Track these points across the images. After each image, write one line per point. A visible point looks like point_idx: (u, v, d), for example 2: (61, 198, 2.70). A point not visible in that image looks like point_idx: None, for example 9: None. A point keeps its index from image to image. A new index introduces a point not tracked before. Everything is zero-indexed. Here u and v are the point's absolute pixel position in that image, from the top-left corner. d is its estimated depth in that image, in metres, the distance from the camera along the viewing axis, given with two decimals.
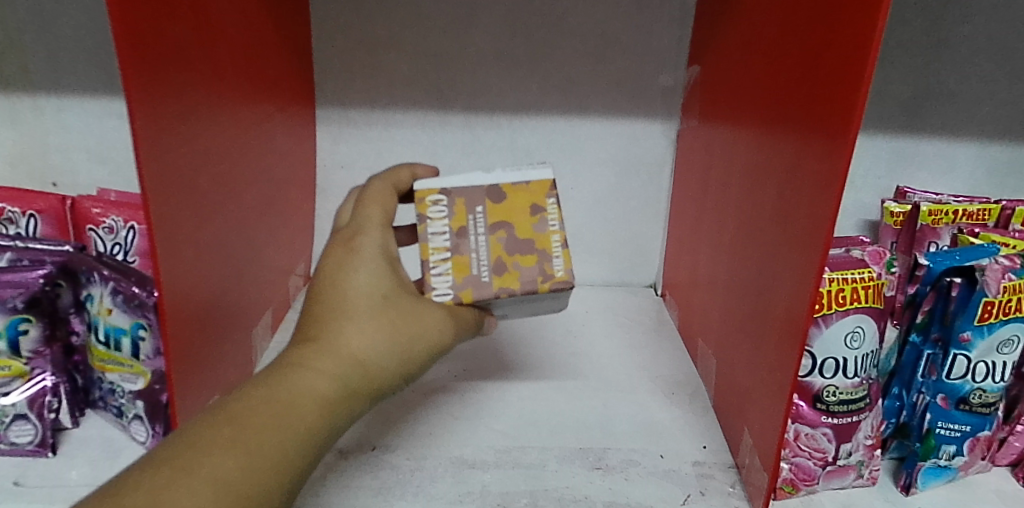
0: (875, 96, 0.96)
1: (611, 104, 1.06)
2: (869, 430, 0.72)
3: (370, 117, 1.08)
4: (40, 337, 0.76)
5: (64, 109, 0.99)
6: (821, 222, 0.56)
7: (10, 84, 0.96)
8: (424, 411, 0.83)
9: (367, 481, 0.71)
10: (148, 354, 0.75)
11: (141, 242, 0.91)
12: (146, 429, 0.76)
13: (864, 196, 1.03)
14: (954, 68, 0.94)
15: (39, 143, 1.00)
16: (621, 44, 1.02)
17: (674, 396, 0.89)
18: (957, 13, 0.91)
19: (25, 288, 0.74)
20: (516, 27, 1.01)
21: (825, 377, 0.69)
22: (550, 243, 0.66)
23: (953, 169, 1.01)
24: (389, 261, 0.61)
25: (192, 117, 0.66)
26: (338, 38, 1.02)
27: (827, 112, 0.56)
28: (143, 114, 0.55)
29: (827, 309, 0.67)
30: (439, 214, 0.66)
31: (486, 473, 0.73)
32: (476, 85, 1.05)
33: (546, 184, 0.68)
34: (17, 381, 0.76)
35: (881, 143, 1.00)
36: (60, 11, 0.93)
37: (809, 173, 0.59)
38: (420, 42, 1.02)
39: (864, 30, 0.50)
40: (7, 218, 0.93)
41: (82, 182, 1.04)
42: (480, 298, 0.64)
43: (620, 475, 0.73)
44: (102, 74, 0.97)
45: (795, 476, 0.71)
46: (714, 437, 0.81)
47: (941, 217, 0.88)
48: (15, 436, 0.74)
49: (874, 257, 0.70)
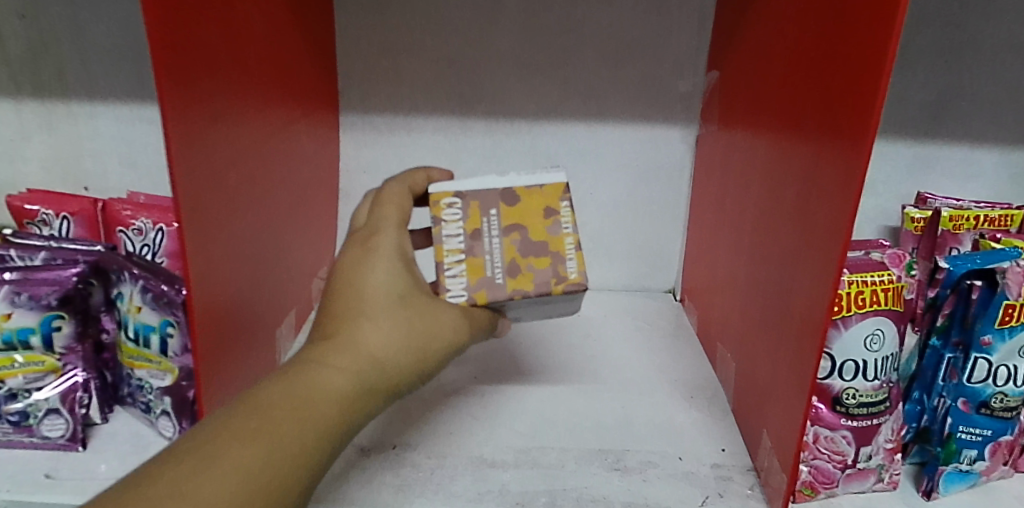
0: (895, 101, 0.96)
1: (630, 110, 1.07)
2: (890, 433, 0.71)
3: (392, 123, 1.10)
4: (73, 333, 0.78)
5: (97, 115, 1.02)
6: (840, 222, 0.56)
7: (45, 91, 1.00)
8: (445, 411, 0.85)
9: (389, 478, 0.72)
10: (176, 351, 0.76)
11: (170, 244, 0.93)
12: (173, 424, 0.78)
13: (884, 202, 1.03)
14: (977, 72, 0.93)
15: (73, 148, 1.04)
16: (640, 51, 1.03)
17: (693, 399, 0.89)
18: (977, 18, 0.91)
19: (60, 285, 0.77)
20: (536, 33, 1.03)
21: (845, 379, 0.69)
22: (563, 246, 0.67)
23: (975, 175, 1.00)
24: (405, 261, 0.62)
25: (223, 120, 0.68)
26: (362, 45, 1.05)
27: (846, 112, 0.56)
28: (175, 113, 0.57)
29: (846, 311, 0.68)
30: (453, 217, 0.67)
31: (505, 472, 0.74)
32: (496, 91, 1.06)
33: (559, 187, 0.68)
34: (50, 376, 0.78)
35: (901, 149, 0.99)
36: (94, 20, 0.96)
37: (827, 174, 0.60)
38: (442, 49, 1.04)
39: (882, 27, 0.51)
40: (41, 220, 0.97)
41: (112, 186, 1.07)
42: (495, 299, 0.65)
43: (639, 476, 0.74)
44: (133, 81, 1.00)
45: (814, 479, 0.71)
46: (734, 440, 0.81)
47: (962, 223, 0.87)
48: (47, 430, 0.76)
49: (894, 260, 0.70)
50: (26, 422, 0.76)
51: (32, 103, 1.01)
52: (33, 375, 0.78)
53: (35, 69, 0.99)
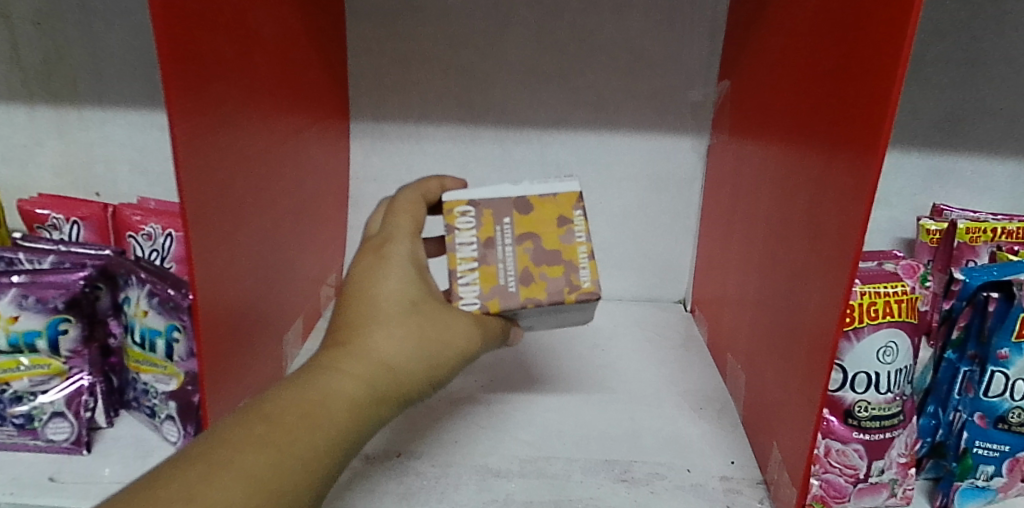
0: (909, 112, 0.96)
1: (641, 120, 1.07)
2: (903, 447, 0.70)
3: (403, 132, 1.10)
4: (79, 337, 0.78)
5: (108, 122, 1.03)
6: (852, 231, 0.55)
7: (58, 98, 1.01)
8: (452, 419, 0.84)
9: (392, 487, 0.71)
10: (182, 356, 0.76)
11: (178, 249, 0.94)
12: (178, 429, 0.78)
13: (898, 213, 1.02)
14: (995, 83, 0.92)
15: (84, 154, 1.05)
16: (651, 61, 1.03)
17: (702, 411, 0.88)
18: (992, 29, 0.90)
19: (67, 289, 0.76)
20: (546, 43, 1.03)
21: (857, 392, 0.67)
22: (577, 255, 0.66)
23: (991, 188, 0.99)
24: (418, 269, 0.62)
25: (232, 126, 0.68)
26: (372, 55, 1.05)
27: (857, 123, 0.56)
28: (184, 119, 0.57)
29: (858, 322, 0.66)
30: (466, 225, 0.67)
31: (511, 482, 0.73)
32: (506, 100, 1.07)
33: (573, 196, 0.69)
34: (55, 379, 0.78)
35: (916, 160, 0.98)
36: (107, 28, 0.97)
37: (838, 186, 0.59)
38: (452, 59, 1.04)
39: (894, 36, 0.50)
40: (51, 224, 0.98)
41: (123, 192, 1.07)
42: (507, 307, 0.64)
43: (645, 487, 0.73)
44: (145, 89, 1.00)
45: (825, 493, 0.69)
46: (743, 452, 0.79)
47: (979, 235, 0.85)
48: (52, 434, 0.77)
49: (908, 271, 0.70)
50: (31, 424, 0.76)
51: (44, 110, 1.02)
52: (38, 378, 0.78)
53: (48, 76, 1.00)
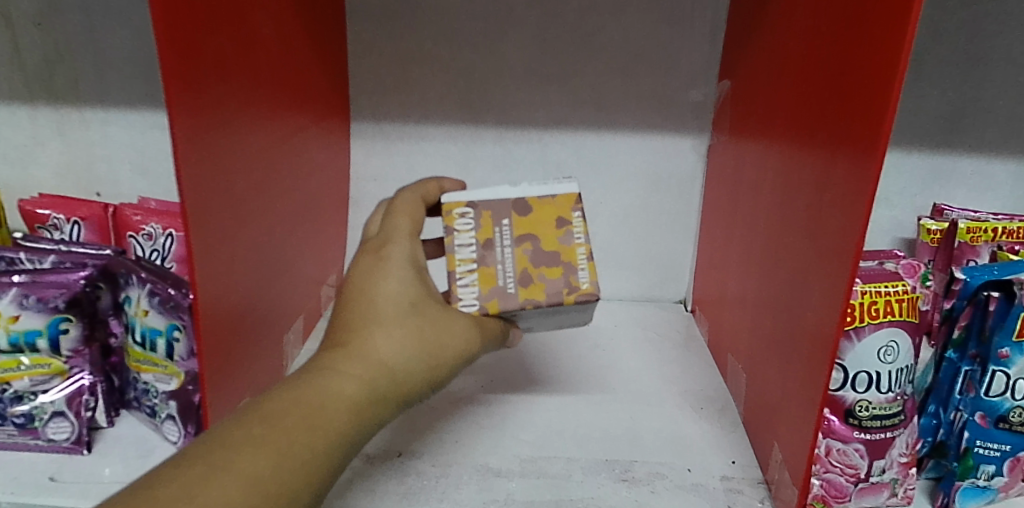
0: (909, 112, 0.96)
1: (641, 120, 1.07)
2: (903, 447, 0.70)
3: (403, 132, 1.10)
4: (80, 336, 0.78)
5: (109, 122, 1.03)
6: (852, 231, 0.55)
7: (59, 98, 1.01)
8: (452, 419, 0.84)
9: (392, 486, 0.71)
10: (182, 355, 0.76)
11: (179, 248, 0.94)
12: (179, 429, 0.78)
13: (899, 213, 1.02)
14: (996, 83, 0.92)
15: (85, 154, 1.05)
16: (652, 61, 1.03)
17: (703, 411, 0.88)
18: (993, 30, 0.89)
19: (68, 288, 0.77)
20: (546, 43, 1.03)
21: (858, 391, 0.67)
22: (576, 256, 0.66)
23: (992, 188, 0.99)
24: (417, 270, 0.62)
25: (232, 126, 0.68)
26: (373, 55, 1.05)
27: (858, 122, 0.56)
28: (185, 119, 0.57)
29: (859, 321, 0.66)
30: (465, 226, 0.67)
31: (511, 482, 0.73)
32: (506, 100, 1.07)
33: (571, 197, 0.68)
34: (56, 379, 0.78)
35: (916, 160, 0.98)
36: (108, 29, 0.97)
37: (839, 185, 0.59)
38: (452, 59, 1.04)
39: (895, 35, 0.50)
40: (52, 224, 0.98)
41: (124, 192, 1.08)
42: (506, 309, 0.64)
43: (646, 487, 0.73)
44: (145, 89, 1.00)
45: (826, 493, 0.69)
46: (744, 452, 0.79)
47: (980, 234, 0.85)
48: (52, 433, 0.77)
49: (908, 271, 0.69)
50: (32, 424, 0.76)
51: (45, 110, 1.02)
52: (39, 378, 0.78)
53: (49, 76, 1.00)
